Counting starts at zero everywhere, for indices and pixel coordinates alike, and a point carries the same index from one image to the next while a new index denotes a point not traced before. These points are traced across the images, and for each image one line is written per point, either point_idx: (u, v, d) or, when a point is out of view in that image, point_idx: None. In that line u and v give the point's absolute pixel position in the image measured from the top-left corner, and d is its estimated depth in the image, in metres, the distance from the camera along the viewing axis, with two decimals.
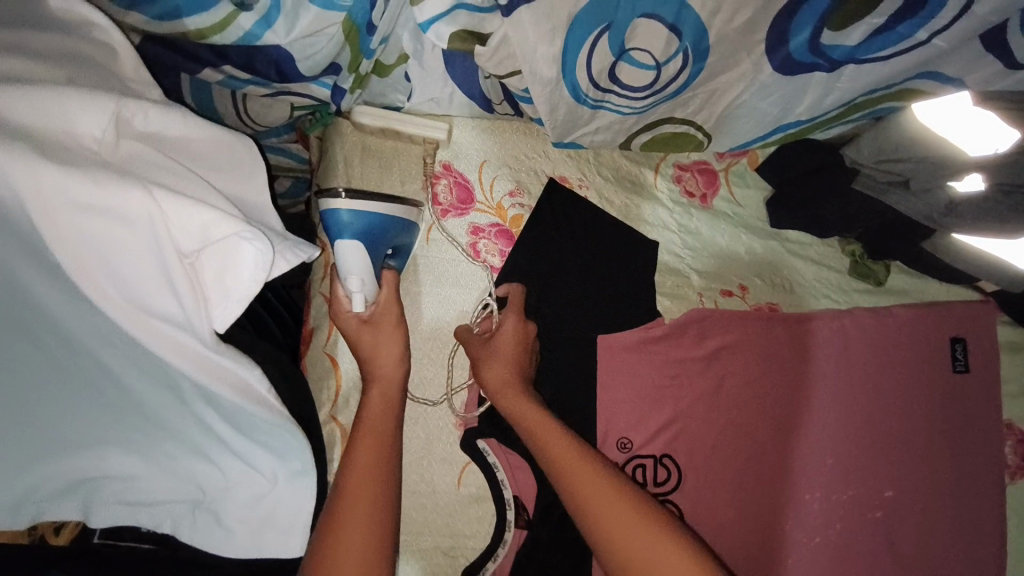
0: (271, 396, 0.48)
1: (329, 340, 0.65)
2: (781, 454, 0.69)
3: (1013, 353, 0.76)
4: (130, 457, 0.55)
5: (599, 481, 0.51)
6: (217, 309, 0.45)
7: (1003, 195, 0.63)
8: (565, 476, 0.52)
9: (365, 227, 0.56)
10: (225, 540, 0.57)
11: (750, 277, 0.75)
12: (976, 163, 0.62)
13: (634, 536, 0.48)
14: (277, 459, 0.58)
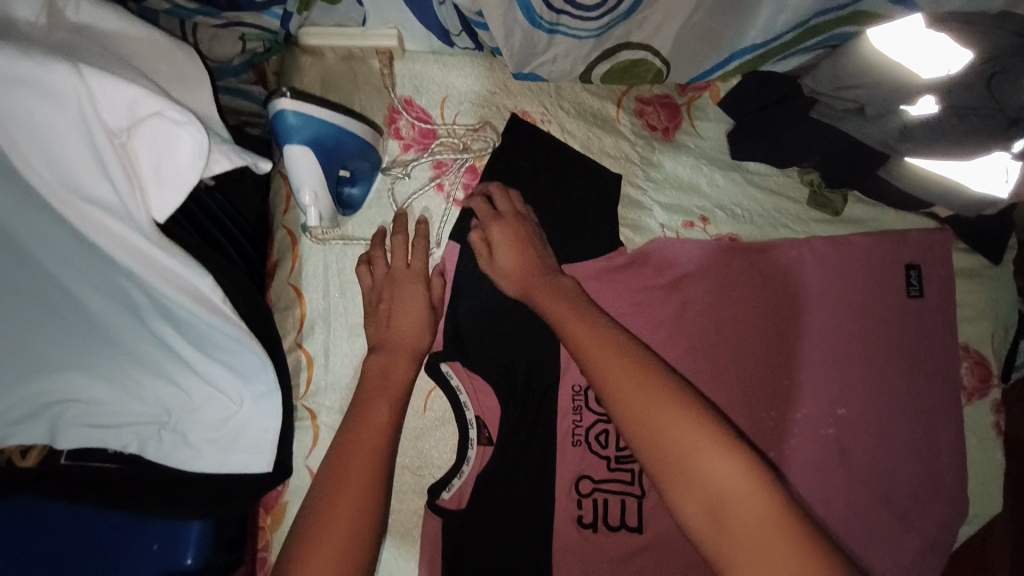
0: (222, 302, 0.49)
1: (294, 271, 0.67)
2: (734, 377, 0.71)
3: (971, 279, 0.77)
4: (94, 381, 0.58)
5: (626, 363, 0.51)
6: (153, 199, 0.46)
7: (957, 118, 0.64)
8: (594, 359, 0.53)
9: (315, 133, 0.58)
10: (193, 458, 0.59)
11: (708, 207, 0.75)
12: (927, 85, 0.64)
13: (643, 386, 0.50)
14: (242, 382, 0.58)
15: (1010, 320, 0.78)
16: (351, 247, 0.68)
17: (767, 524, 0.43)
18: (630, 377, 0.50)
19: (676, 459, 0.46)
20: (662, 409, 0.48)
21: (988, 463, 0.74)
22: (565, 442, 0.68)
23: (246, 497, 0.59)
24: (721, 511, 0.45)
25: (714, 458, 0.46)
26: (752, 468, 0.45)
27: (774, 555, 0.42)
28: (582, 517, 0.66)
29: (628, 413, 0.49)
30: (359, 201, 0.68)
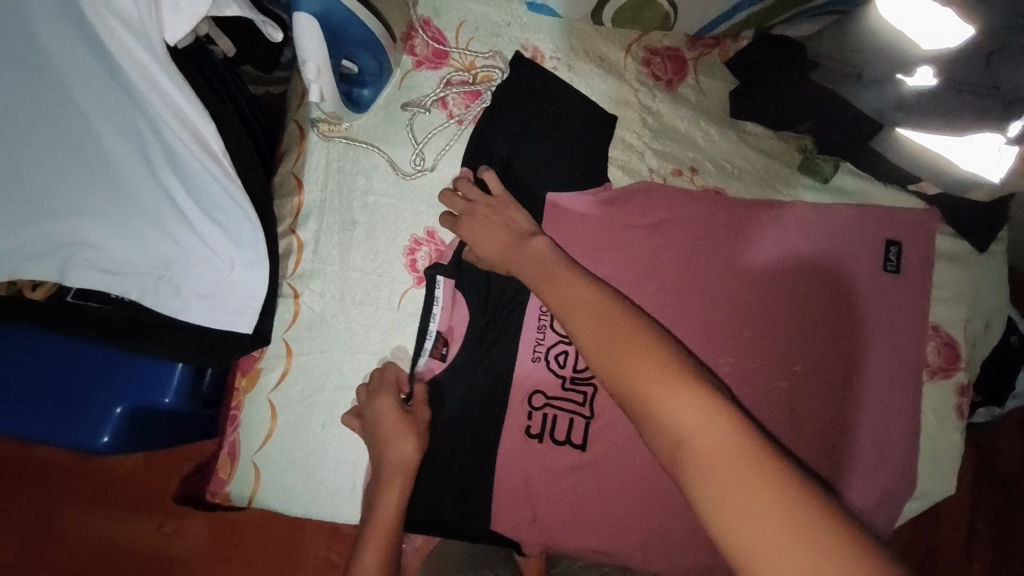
0: (212, 141, 0.57)
1: (298, 162, 0.71)
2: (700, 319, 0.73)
3: (951, 263, 0.78)
4: (106, 229, 0.62)
5: (600, 311, 0.49)
6: (166, 21, 0.52)
7: (953, 93, 0.62)
8: (568, 310, 0.51)
9: (326, 10, 0.56)
10: (184, 309, 0.63)
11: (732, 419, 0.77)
12: (928, 55, 0.61)
13: (624, 335, 0.46)
14: (235, 247, 0.62)
15: (987, 309, 0.79)
16: (354, 147, 0.73)
17: (729, 465, 0.37)
18: (600, 323, 0.48)
19: (640, 396, 0.42)
20: (629, 348, 0.45)
21: (944, 446, 0.74)
22: (526, 357, 0.71)
23: (227, 352, 0.65)
24: (681, 450, 0.39)
25: (677, 395, 0.41)
26: (720, 407, 0.40)
27: (738, 498, 0.36)
28: (530, 427, 0.70)
29: (598, 355, 0.46)
30: (368, 101, 0.72)
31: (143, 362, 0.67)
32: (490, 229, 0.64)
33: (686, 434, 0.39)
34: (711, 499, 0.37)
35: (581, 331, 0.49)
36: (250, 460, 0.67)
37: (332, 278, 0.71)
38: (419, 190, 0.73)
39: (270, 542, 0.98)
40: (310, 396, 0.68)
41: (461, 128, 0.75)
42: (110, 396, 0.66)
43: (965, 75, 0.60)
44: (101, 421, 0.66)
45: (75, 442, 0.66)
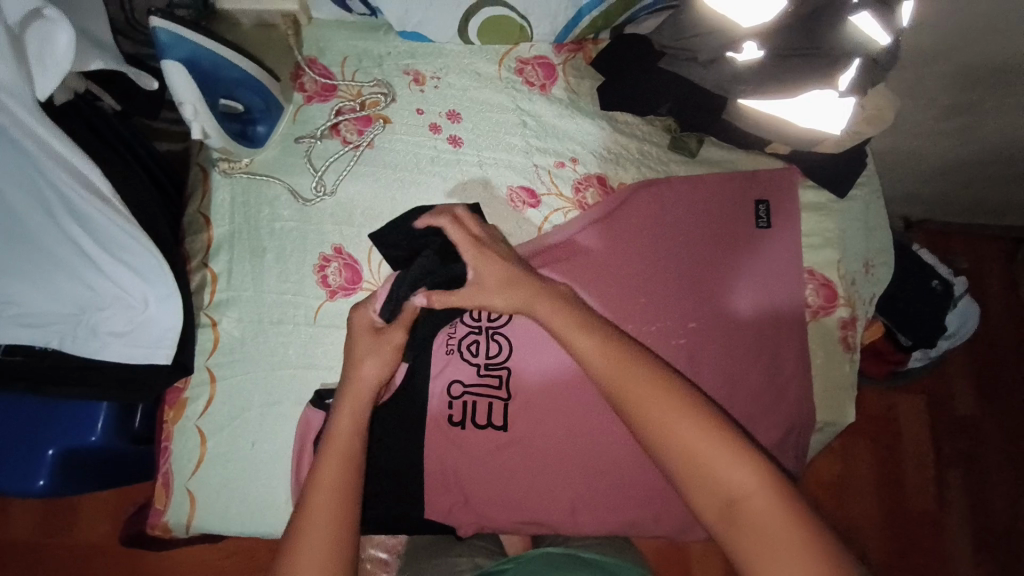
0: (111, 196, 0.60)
1: (203, 200, 0.77)
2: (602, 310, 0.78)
3: (818, 212, 0.87)
4: (19, 284, 0.65)
5: (641, 380, 0.54)
6: (39, 80, 0.52)
7: (780, 60, 0.74)
8: (607, 374, 0.55)
9: (190, 54, 0.64)
10: (99, 349, 0.67)
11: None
12: (751, 32, 0.73)
13: (670, 405, 0.52)
14: (145, 284, 0.66)
15: (858, 249, 0.88)
16: (256, 180, 0.78)
17: (779, 528, 0.47)
18: (645, 392, 0.53)
19: (686, 464, 0.50)
20: (676, 417, 0.51)
21: (836, 376, 0.82)
22: (441, 352, 0.77)
23: (149, 381, 0.69)
24: (736, 511, 0.49)
25: (726, 466, 0.49)
26: (760, 472, 0.49)
27: (780, 553, 0.46)
28: (452, 416, 0.75)
29: (644, 421, 0.52)
30: (263, 137, 0.78)
31: (69, 405, 0.70)
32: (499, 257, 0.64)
33: (743, 501, 0.48)
34: (767, 555, 0.46)
35: (624, 398, 0.53)
36: (185, 488, 0.70)
37: (247, 304, 0.75)
38: (323, 213, 0.79)
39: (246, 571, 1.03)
40: (236, 418, 0.72)
41: (357, 152, 0.81)
42: (40, 442, 0.70)
43: (787, 43, 0.73)
44: (36, 466, 0.70)
45: (13, 489, 0.70)
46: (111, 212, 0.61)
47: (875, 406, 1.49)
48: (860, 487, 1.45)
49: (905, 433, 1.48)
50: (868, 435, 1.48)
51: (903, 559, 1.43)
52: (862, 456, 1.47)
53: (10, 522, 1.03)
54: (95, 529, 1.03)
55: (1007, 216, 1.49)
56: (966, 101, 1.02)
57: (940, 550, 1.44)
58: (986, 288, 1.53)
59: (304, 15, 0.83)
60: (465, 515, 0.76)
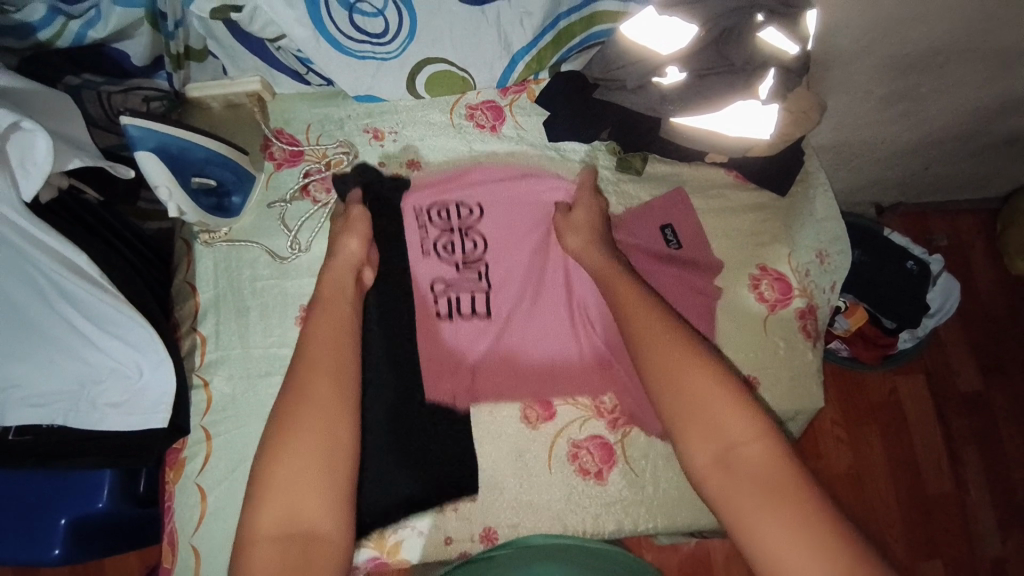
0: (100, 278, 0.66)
1: (188, 270, 0.83)
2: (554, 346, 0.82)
3: (761, 211, 0.93)
4: (22, 364, 0.69)
5: (664, 330, 0.63)
6: (21, 182, 0.59)
7: (701, 77, 0.81)
8: (635, 326, 0.65)
9: (159, 142, 0.71)
10: (99, 420, 0.71)
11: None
12: (671, 58, 0.79)
13: (683, 360, 0.60)
14: (139, 355, 0.71)
15: (806, 241, 0.92)
16: (235, 247, 0.84)
17: (765, 469, 0.52)
18: (666, 343, 0.61)
19: (686, 407, 0.57)
20: (688, 369, 0.59)
21: (802, 365, 0.85)
22: (417, 252, 0.85)
23: (146, 444, 0.73)
24: (728, 457, 0.54)
25: (725, 408, 0.56)
26: (753, 420, 0.55)
27: (759, 492, 0.51)
28: (440, 310, 0.83)
29: (656, 365, 0.60)
30: (238, 206, 0.84)
31: (75, 474, 0.74)
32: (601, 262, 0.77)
33: (734, 445, 0.54)
34: (748, 492, 0.52)
35: (649, 350, 0.62)
36: (189, 544, 0.74)
37: (235, 361, 0.80)
38: (298, 269, 0.85)
39: None
40: (234, 471, 0.76)
41: (327, 209, 0.87)
42: (51, 514, 0.74)
43: (703, 62, 0.80)
44: (50, 535, 0.73)
45: (30, 558, 0.73)
46: (103, 292, 0.67)
47: (877, 393, 1.48)
48: (875, 475, 1.43)
49: (910, 414, 1.47)
50: (874, 423, 1.46)
51: (929, 545, 1.40)
52: (873, 443, 1.45)
53: None
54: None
55: (976, 190, 1.53)
56: (901, 88, 1.07)
57: (964, 530, 1.41)
58: (966, 263, 1.56)
59: (268, 91, 0.91)
60: (440, 395, 0.81)
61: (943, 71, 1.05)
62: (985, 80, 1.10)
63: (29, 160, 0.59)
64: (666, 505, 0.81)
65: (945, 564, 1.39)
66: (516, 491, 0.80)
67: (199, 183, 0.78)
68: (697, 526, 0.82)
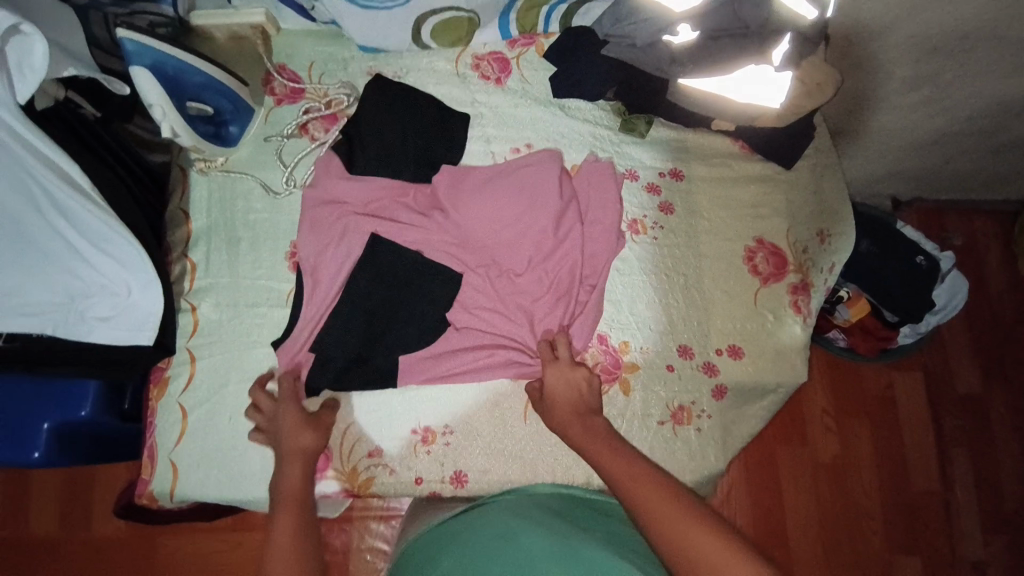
0: (91, 190, 0.69)
1: (183, 197, 0.84)
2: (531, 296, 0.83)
3: (764, 183, 0.90)
4: (15, 276, 0.71)
5: (662, 496, 0.58)
6: (17, 84, 0.60)
7: (714, 39, 0.78)
8: (635, 492, 0.60)
9: (155, 60, 0.71)
10: (86, 332, 0.73)
11: (656, 408, 0.82)
12: (684, 16, 0.77)
13: (682, 524, 0.54)
14: (128, 273, 0.73)
15: (808, 217, 0.90)
16: (230, 177, 0.85)
17: None
18: (663, 503, 0.57)
19: (681, 541, 0.53)
20: (696, 537, 0.53)
21: (787, 341, 0.84)
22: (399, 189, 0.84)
23: (131, 359, 0.75)
24: None
25: (724, 555, 0.51)
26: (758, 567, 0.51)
27: None
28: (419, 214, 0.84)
29: (667, 545, 0.54)
30: (235, 136, 0.85)
31: (61, 382, 0.76)
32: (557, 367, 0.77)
33: None
34: None
35: (643, 511, 0.58)
36: (168, 459, 0.76)
37: (225, 289, 0.82)
38: (290, 205, 0.85)
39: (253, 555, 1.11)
40: (216, 392, 0.78)
41: (323, 148, 0.87)
42: (36, 419, 0.76)
43: (718, 23, 0.77)
44: (34, 439, 0.75)
45: (11, 461, 0.75)
46: (90, 205, 0.69)
47: (872, 386, 1.47)
48: (860, 467, 1.43)
49: (903, 411, 1.46)
50: (864, 417, 1.45)
51: (907, 540, 1.40)
52: (861, 436, 1.45)
53: (33, 517, 1.11)
54: (108, 525, 1.12)
55: (999, 189, 1.48)
56: (926, 72, 1.03)
57: (945, 531, 1.41)
58: (977, 264, 1.52)
59: (274, 25, 0.90)
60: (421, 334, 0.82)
61: (970, 57, 1.00)
62: (1013, 70, 1.05)
63: (26, 65, 0.60)
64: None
65: (924, 561, 1.39)
66: (489, 439, 0.81)
67: (194, 107, 0.79)
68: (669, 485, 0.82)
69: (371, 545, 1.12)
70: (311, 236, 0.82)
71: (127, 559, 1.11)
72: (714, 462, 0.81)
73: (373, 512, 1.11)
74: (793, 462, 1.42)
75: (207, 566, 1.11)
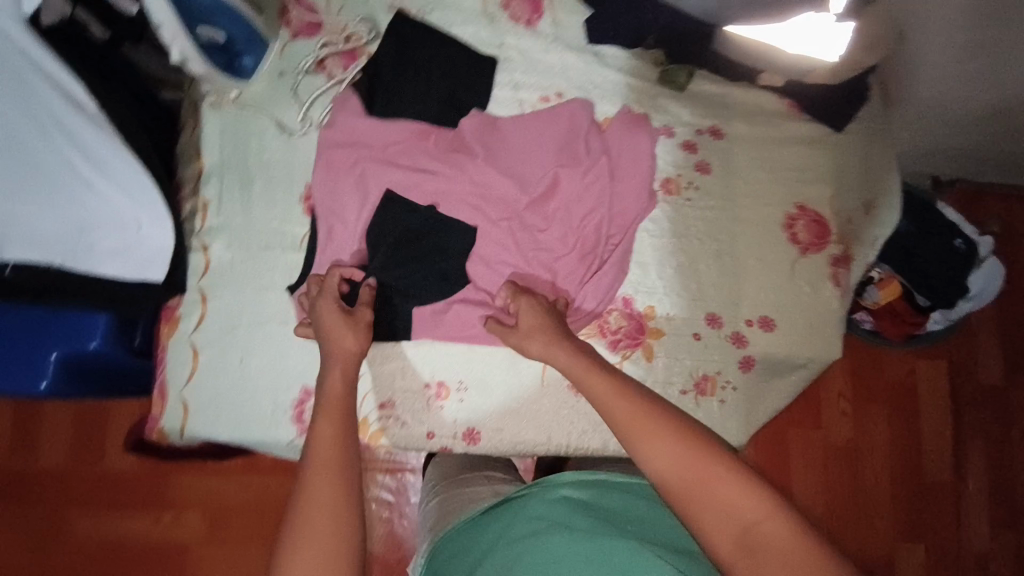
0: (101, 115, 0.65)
1: (195, 130, 0.80)
2: (553, 253, 0.79)
3: (809, 147, 0.84)
4: (22, 205, 0.67)
5: (640, 409, 0.59)
6: None
7: None
8: (611, 407, 0.61)
9: None
10: (97, 265, 0.70)
11: (679, 376, 0.78)
12: None
13: (659, 435, 0.56)
14: (137, 207, 0.70)
15: (854, 186, 0.84)
16: (243, 113, 0.81)
17: (788, 545, 0.48)
18: (636, 413, 0.59)
19: (654, 450, 0.56)
20: (673, 445, 0.55)
21: (822, 312, 0.80)
22: (419, 136, 0.80)
23: (143, 295, 0.73)
24: (748, 532, 0.50)
25: (698, 464, 0.53)
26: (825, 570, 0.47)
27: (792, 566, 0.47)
28: (439, 162, 0.80)
29: (645, 453, 0.56)
30: (249, 69, 0.80)
31: (68, 313, 0.74)
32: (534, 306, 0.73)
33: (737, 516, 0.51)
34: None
35: (620, 422, 0.59)
36: (179, 398, 0.75)
37: (238, 229, 0.79)
38: (306, 146, 0.81)
39: (259, 498, 1.12)
40: (229, 334, 0.77)
41: (340, 86, 0.82)
42: (43, 347, 0.74)
43: None
44: (40, 369, 0.74)
45: (17, 390, 0.74)
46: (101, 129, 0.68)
47: (894, 372, 1.42)
48: (874, 453, 1.40)
49: (923, 398, 1.42)
50: (884, 400, 1.41)
51: (914, 528, 1.38)
52: (878, 423, 1.41)
53: (39, 456, 1.12)
54: (119, 460, 1.12)
55: None
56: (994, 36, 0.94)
57: (954, 520, 1.39)
58: (1018, 252, 1.45)
59: None
60: (437, 288, 0.78)
61: None
62: None
63: None
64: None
65: (927, 547, 1.38)
66: (504, 399, 0.79)
67: (203, 32, 0.73)
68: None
69: (376, 495, 1.11)
70: (327, 177, 0.79)
71: (140, 494, 1.12)
72: (734, 434, 0.78)
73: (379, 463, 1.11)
74: (807, 445, 1.39)
75: (218, 503, 1.12)
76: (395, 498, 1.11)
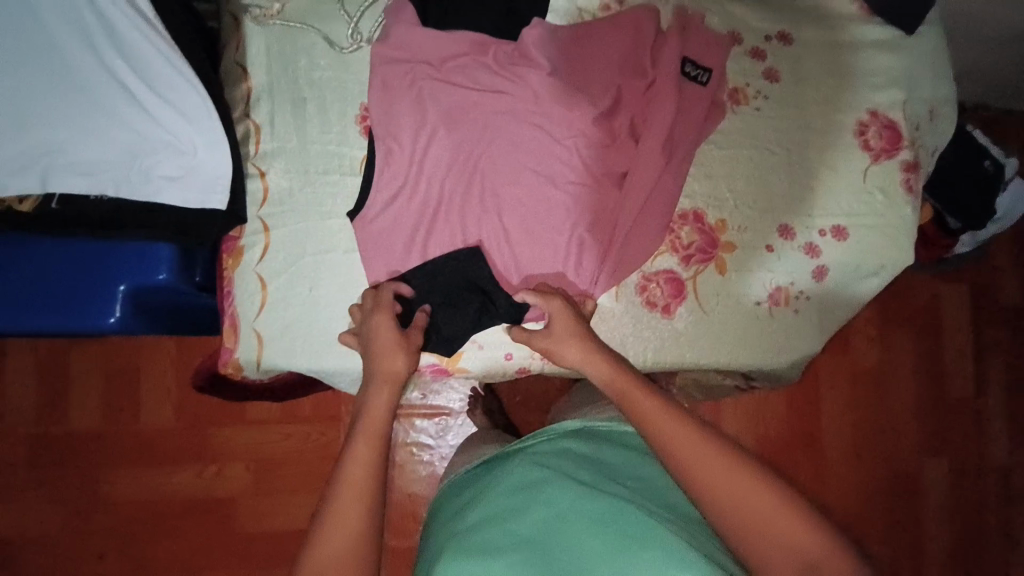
0: None
1: (239, 47, 0.74)
2: (622, 169, 0.76)
3: (881, 50, 0.81)
4: (73, 129, 0.63)
5: (690, 431, 0.56)
6: None
7: None
8: (655, 424, 0.57)
9: None
10: (156, 194, 0.66)
11: (753, 288, 0.78)
12: None
13: (711, 463, 0.54)
14: (193, 129, 0.66)
15: (924, 92, 0.82)
16: (290, 28, 0.76)
17: None
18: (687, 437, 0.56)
19: (708, 480, 0.53)
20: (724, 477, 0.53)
21: (895, 220, 0.79)
22: (477, 48, 0.75)
23: (203, 227, 0.68)
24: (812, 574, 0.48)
25: (754, 498, 0.52)
26: (830, 553, 0.49)
27: None
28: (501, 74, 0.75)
29: (696, 480, 0.54)
30: None
31: (131, 245, 0.71)
32: (570, 332, 0.67)
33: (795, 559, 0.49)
34: None
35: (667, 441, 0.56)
36: (251, 329, 0.73)
37: (296, 153, 0.75)
38: (359, 62, 0.76)
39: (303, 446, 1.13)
40: (295, 263, 0.74)
41: None
42: (108, 283, 0.71)
43: None
44: (107, 303, 0.71)
45: (85, 326, 0.71)
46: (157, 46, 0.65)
47: (919, 298, 1.44)
48: (899, 377, 1.43)
49: (947, 322, 1.44)
50: (911, 324, 1.44)
51: (935, 445, 1.43)
52: (901, 346, 1.43)
53: (77, 412, 1.10)
54: (158, 416, 1.12)
55: None
56: None
57: (975, 436, 1.44)
58: None
59: None
60: (502, 213, 0.75)
61: None
62: None
63: None
64: (688, 338, 0.78)
65: (948, 462, 1.43)
66: None
67: None
68: (732, 363, 0.79)
69: (416, 439, 1.12)
70: (385, 95, 0.74)
71: (183, 447, 1.12)
72: (801, 345, 0.79)
73: (418, 409, 1.12)
74: (831, 370, 1.41)
75: (260, 454, 1.12)
76: (435, 442, 1.12)
